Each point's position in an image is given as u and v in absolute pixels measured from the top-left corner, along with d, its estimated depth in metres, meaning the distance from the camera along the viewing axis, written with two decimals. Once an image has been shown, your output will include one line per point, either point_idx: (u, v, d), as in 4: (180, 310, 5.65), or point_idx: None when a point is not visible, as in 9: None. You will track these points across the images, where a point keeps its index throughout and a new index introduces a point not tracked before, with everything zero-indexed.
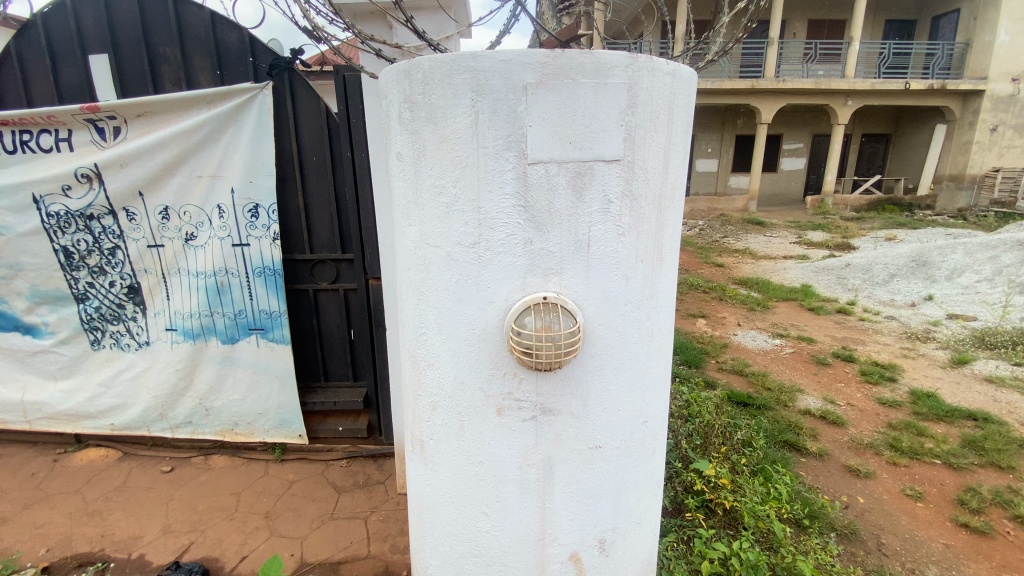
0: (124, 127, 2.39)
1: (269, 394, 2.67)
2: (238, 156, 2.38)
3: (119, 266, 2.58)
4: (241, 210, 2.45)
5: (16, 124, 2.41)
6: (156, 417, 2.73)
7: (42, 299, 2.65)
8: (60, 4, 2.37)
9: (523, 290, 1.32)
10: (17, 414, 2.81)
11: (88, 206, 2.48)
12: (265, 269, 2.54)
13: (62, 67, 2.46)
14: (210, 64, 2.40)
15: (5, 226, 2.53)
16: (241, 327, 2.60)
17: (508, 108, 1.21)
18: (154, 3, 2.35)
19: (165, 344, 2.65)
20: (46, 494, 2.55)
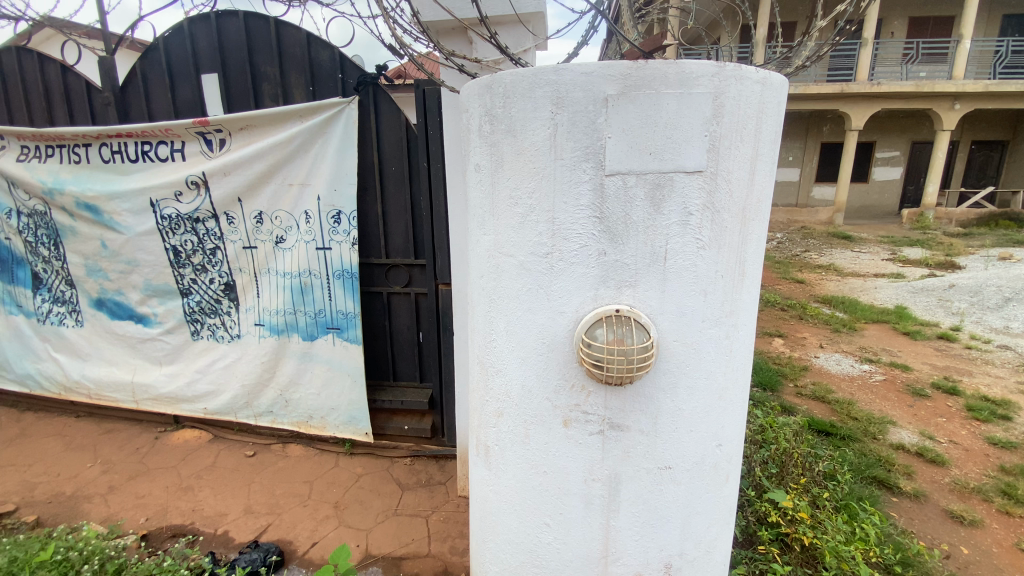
0: (228, 139, 2.63)
1: (341, 391, 2.81)
2: (325, 166, 2.55)
3: (219, 265, 2.83)
4: (325, 216, 2.61)
5: (139, 136, 2.72)
6: (242, 405, 2.96)
7: (152, 292, 2.97)
8: (180, 30, 2.65)
9: (595, 301, 1.30)
10: (126, 394, 3.15)
11: (195, 210, 2.75)
12: (343, 272, 2.68)
13: (179, 85, 2.75)
14: (304, 80, 2.59)
15: (126, 227, 2.86)
16: (320, 325, 2.76)
17: (587, 120, 1.22)
18: (258, 26, 2.58)
19: (254, 338, 2.87)
20: (147, 468, 2.83)
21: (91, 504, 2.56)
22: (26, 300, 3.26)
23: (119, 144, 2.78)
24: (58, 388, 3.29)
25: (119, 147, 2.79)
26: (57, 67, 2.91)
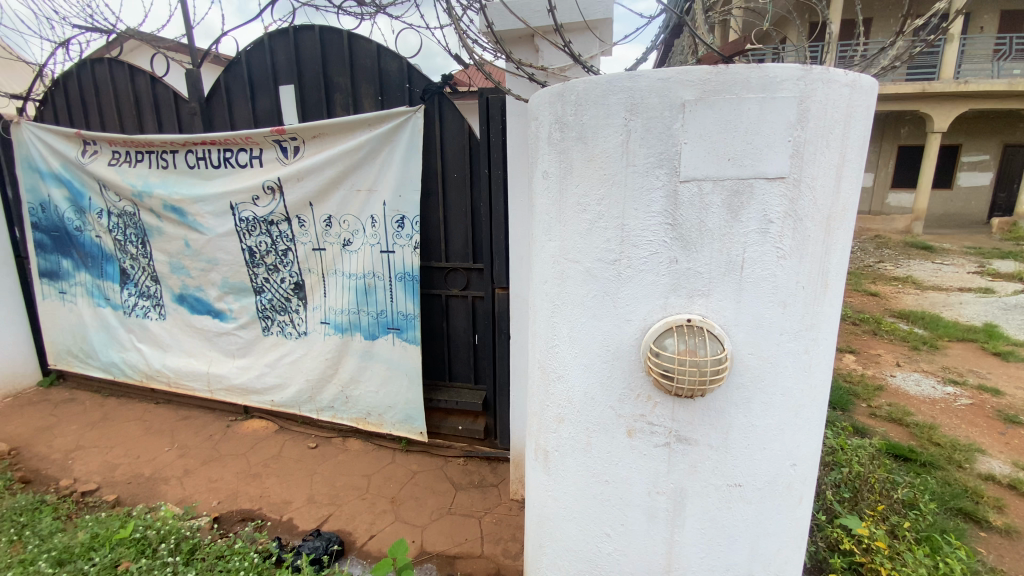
0: (302, 147, 2.78)
1: (399, 389, 2.88)
2: (391, 172, 2.64)
3: (290, 265, 2.99)
4: (390, 221, 2.71)
5: (222, 144, 2.92)
6: (306, 399, 3.11)
7: (229, 289, 3.17)
8: (262, 45, 2.83)
9: (665, 310, 1.27)
10: (202, 383, 3.37)
11: (271, 214, 2.92)
12: (405, 274, 2.76)
13: (259, 97, 2.93)
14: (373, 90, 2.71)
15: (208, 228, 3.08)
16: (381, 325, 2.85)
17: (662, 125, 1.19)
18: (333, 40, 2.71)
19: (319, 335, 3.01)
20: (219, 454, 3.02)
21: (170, 484, 2.76)
22: (114, 294, 3.51)
23: (204, 151, 2.99)
24: (141, 376, 3.55)
25: (203, 154, 2.99)
26: (149, 79, 3.14)
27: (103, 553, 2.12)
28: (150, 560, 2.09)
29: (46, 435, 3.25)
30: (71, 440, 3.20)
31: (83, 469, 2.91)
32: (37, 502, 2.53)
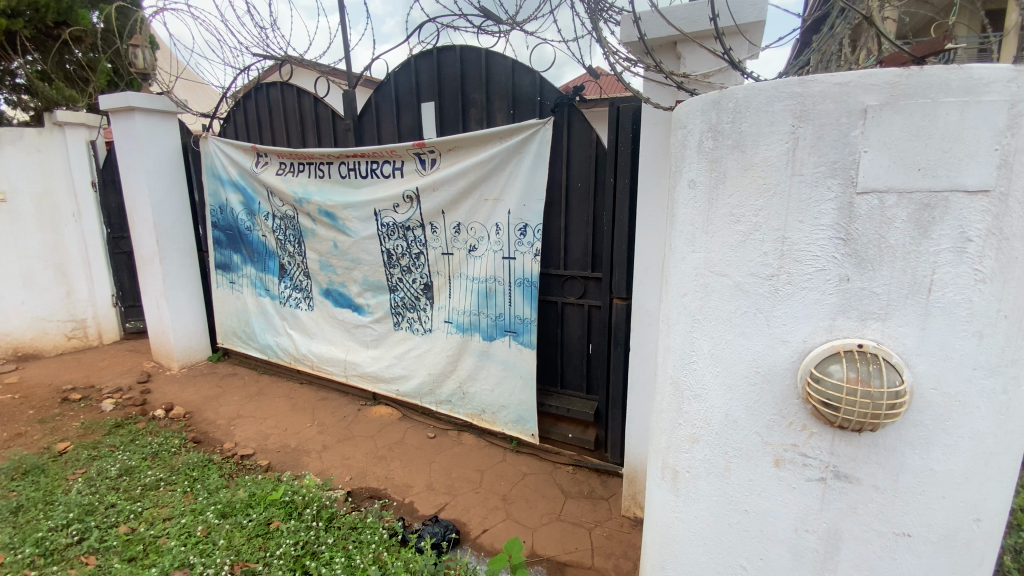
0: (438, 159, 3.00)
1: (513, 391, 2.97)
2: (517, 182, 2.74)
3: (420, 267, 3.24)
4: (513, 228, 2.81)
5: (371, 156, 3.25)
6: (427, 391, 3.33)
7: (368, 286, 3.51)
8: (408, 66, 3.11)
9: (830, 333, 1.18)
10: (339, 368, 3.76)
11: (408, 220, 3.19)
12: (524, 280, 2.84)
13: (403, 113, 3.22)
14: (506, 104, 2.85)
15: (354, 231, 3.44)
16: (499, 328, 2.96)
17: (837, 133, 1.12)
18: (472, 58, 2.90)
19: (442, 333, 3.21)
20: (351, 434, 3.34)
21: (310, 457, 3.10)
22: (274, 286, 4.04)
23: (354, 163, 3.35)
24: (290, 357, 4.06)
25: (354, 166, 3.36)
26: (313, 100, 3.59)
27: (258, 511, 2.44)
28: (297, 521, 2.37)
29: (215, 402, 3.83)
30: (232, 409, 3.73)
31: (242, 434, 3.37)
32: (207, 459, 2.97)
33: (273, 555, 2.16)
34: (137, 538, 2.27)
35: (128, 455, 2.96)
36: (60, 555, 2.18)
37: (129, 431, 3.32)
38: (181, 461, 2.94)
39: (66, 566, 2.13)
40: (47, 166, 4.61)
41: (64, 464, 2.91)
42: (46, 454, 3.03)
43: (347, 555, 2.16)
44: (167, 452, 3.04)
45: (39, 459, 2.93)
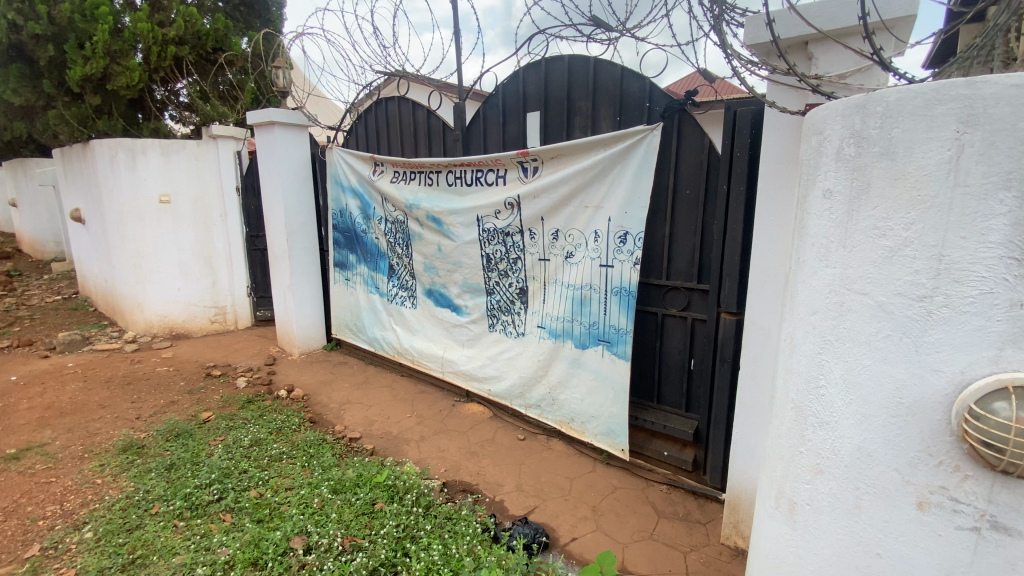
0: (540, 166, 3.06)
1: (604, 402, 2.93)
2: (620, 189, 2.71)
3: (518, 272, 3.31)
4: (613, 236, 2.78)
5: (477, 165, 3.39)
6: (518, 394, 3.40)
7: (467, 289, 3.66)
8: (516, 77, 3.21)
9: (994, 365, 1.05)
10: (436, 364, 3.97)
11: (508, 226, 3.28)
12: (621, 289, 2.79)
13: (509, 122, 3.33)
14: (613, 111, 2.84)
15: (458, 235, 3.61)
16: (592, 336, 2.94)
17: (1014, 139, 1.00)
18: (579, 67, 2.93)
19: (535, 338, 3.25)
20: (446, 428, 3.50)
21: (409, 446, 3.30)
22: (383, 284, 4.36)
23: (461, 171, 3.52)
24: (393, 351, 4.35)
25: (460, 174, 3.53)
26: (426, 113, 3.83)
27: (364, 491, 2.64)
28: (398, 505, 2.54)
29: (328, 387, 4.21)
30: (342, 394, 4.08)
31: (350, 419, 3.67)
32: (321, 438, 3.28)
33: (377, 534, 2.33)
34: (264, 503, 2.57)
35: (257, 429, 3.36)
36: (204, 510, 2.52)
37: (258, 407, 3.76)
38: (299, 438, 3.27)
39: (209, 520, 2.46)
40: (202, 173, 5.36)
41: (208, 430, 3.37)
42: (194, 421, 3.52)
43: (444, 544, 2.27)
44: (288, 429, 3.40)
45: (189, 425, 3.42)
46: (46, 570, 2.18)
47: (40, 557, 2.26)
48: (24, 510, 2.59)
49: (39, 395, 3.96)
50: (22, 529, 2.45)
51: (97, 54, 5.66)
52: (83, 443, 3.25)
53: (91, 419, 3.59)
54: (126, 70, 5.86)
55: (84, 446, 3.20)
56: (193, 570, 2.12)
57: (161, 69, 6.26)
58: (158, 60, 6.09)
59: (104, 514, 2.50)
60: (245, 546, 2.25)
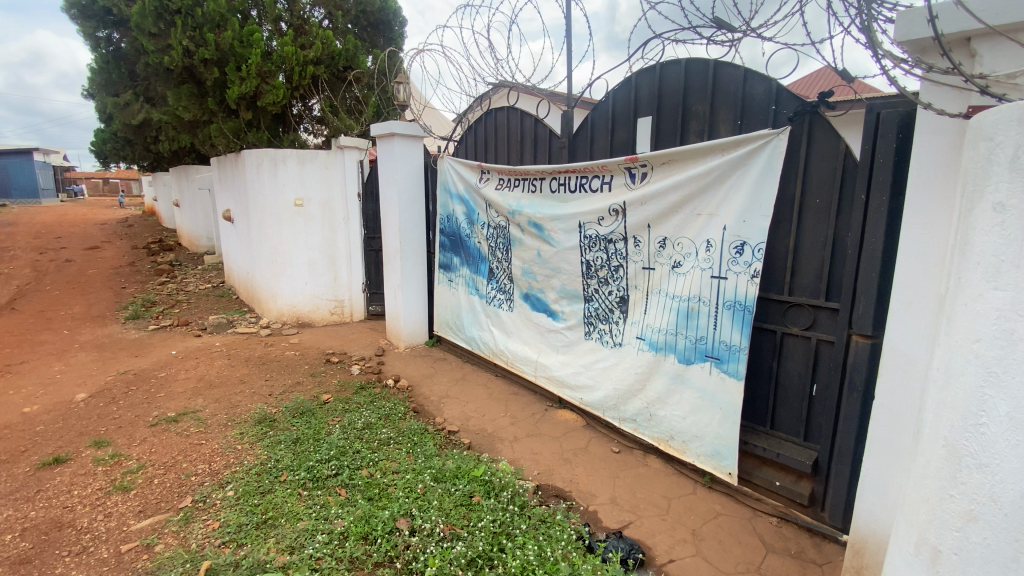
0: (650, 172, 2.99)
1: (709, 422, 2.77)
2: (739, 197, 2.57)
3: (619, 280, 3.25)
4: (728, 246, 2.63)
5: (582, 172, 3.40)
6: (613, 405, 3.33)
7: (565, 295, 3.66)
8: (628, 83, 3.19)
9: None
10: (530, 368, 4.02)
11: (612, 233, 3.25)
12: (735, 303, 2.63)
13: (618, 129, 3.31)
14: (733, 115, 2.72)
15: (558, 241, 3.63)
16: (699, 351, 2.80)
17: None
18: (697, 70, 2.85)
19: (633, 349, 3.18)
20: (539, 431, 3.53)
21: (504, 444, 3.37)
22: (483, 286, 4.51)
23: (566, 178, 3.55)
24: (489, 351, 4.49)
25: (565, 181, 3.56)
26: (533, 121, 3.92)
27: (463, 483, 2.75)
28: (495, 501, 2.60)
29: (429, 380, 4.45)
30: (441, 388, 4.28)
31: (449, 412, 3.84)
32: (424, 428, 3.47)
33: (475, 526, 2.41)
34: (374, 482, 2.77)
35: (368, 413, 3.64)
36: (324, 483, 2.77)
37: (369, 393, 4.08)
38: (405, 425, 3.49)
39: (327, 492, 2.71)
40: (330, 180, 5.94)
41: (328, 411, 3.72)
42: (316, 401, 3.90)
43: (539, 545, 2.30)
44: (395, 416, 3.64)
45: (312, 405, 3.79)
46: (198, 519, 2.52)
47: (195, 506, 2.63)
48: (183, 464, 3.03)
49: (194, 368, 4.62)
50: (181, 480, 2.87)
51: (252, 76, 6.54)
52: (227, 412, 3.73)
53: (233, 392, 4.11)
54: (273, 89, 6.72)
55: (228, 415, 3.68)
56: (314, 536, 2.35)
57: (300, 87, 7.12)
58: (299, 79, 6.95)
59: (244, 476, 2.85)
60: (358, 521, 2.44)
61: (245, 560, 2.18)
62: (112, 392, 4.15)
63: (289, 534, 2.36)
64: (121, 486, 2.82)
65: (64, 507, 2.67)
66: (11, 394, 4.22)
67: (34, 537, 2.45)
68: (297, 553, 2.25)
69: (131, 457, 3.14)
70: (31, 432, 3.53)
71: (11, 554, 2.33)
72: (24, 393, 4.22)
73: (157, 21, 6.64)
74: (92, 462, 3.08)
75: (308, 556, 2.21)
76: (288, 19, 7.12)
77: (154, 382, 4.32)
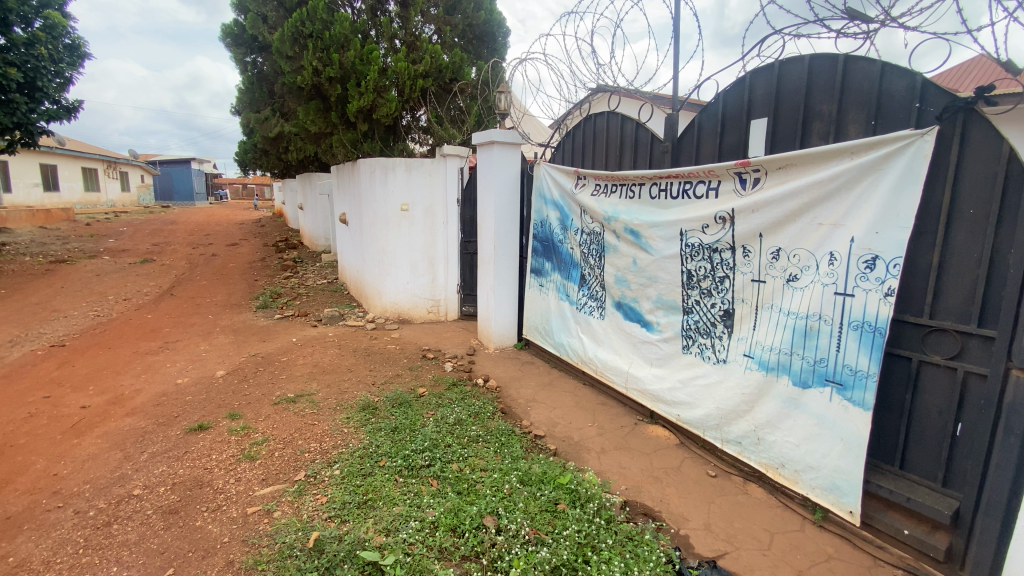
0: (763, 178, 2.79)
1: (827, 453, 2.51)
2: (871, 205, 2.30)
3: (723, 292, 3.06)
4: (856, 260, 2.37)
5: (685, 177, 3.26)
6: (713, 425, 3.14)
7: (661, 305, 3.52)
8: (742, 82, 3.01)
9: None
10: (621, 378, 3.91)
11: (717, 242, 3.07)
12: (863, 324, 2.36)
13: (728, 131, 3.13)
14: (866, 114, 2.46)
15: (656, 249, 3.49)
16: (817, 375, 2.55)
17: None
18: (824, 67, 2.62)
19: (739, 367, 2.97)
20: (628, 445, 3.42)
21: (590, 454, 3.32)
22: (574, 292, 4.48)
23: (666, 183, 3.41)
24: (578, 359, 4.45)
25: (666, 186, 3.42)
26: (635, 125, 3.82)
27: (549, 489, 2.75)
28: (581, 511, 2.57)
29: (517, 382, 4.51)
30: (529, 392, 4.32)
31: (536, 416, 3.87)
32: (511, 429, 3.53)
33: (560, 533, 2.40)
34: (463, 477, 2.87)
35: (459, 410, 3.78)
36: (418, 472, 2.93)
37: (460, 390, 4.24)
38: (493, 425, 3.57)
39: (421, 482, 2.85)
40: (433, 186, 6.27)
41: (423, 404, 3.92)
42: (412, 393, 4.14)
43: (625, 563, 2.23)
44: (484, 414, 3.74)
45: (409, 396, 4.03)
46: (309, 492, 2.79)
47: (307, 480, 2.91)
48: (298, 441, 3.37)
49: (310, 355, 5.12)
50: (297, 456, 3.20)
51: (369, 90, 7.11)
52: (337, 397, 4.09)
53: (342, 379, 4.50)
54: (387, 102, 7.25)
55: (337, 400, 4.02)
56: (407, 522, 2.48)
57: (411, 99, 7.64)
58: (409, 92, 7.45)
59: (348, 457, 3.11)
60: (449, 513, 2.54)
61: (347, 535, 2.37)
62: (244, 371, 4.73)
63: (385, 517, 2.52)
64: (248, 455, 3.20)
65: (205, 468, 3.09)
66: (169, 367, 4.99)
67: (182, 491, 2.86)
68: (392, 535, 2.39)
69: (257, 430, 3.55)
70: (182, 400, 4.14)
71: (164, 504, 2.75)
72: (178, 367, 4.97)
73: (293, 45, 7.51)
74: (227, 432, 3.53)
75: (402, 540, 2.35)
76: (403, 37, 7.69)
77: (278, 365, 4.86)
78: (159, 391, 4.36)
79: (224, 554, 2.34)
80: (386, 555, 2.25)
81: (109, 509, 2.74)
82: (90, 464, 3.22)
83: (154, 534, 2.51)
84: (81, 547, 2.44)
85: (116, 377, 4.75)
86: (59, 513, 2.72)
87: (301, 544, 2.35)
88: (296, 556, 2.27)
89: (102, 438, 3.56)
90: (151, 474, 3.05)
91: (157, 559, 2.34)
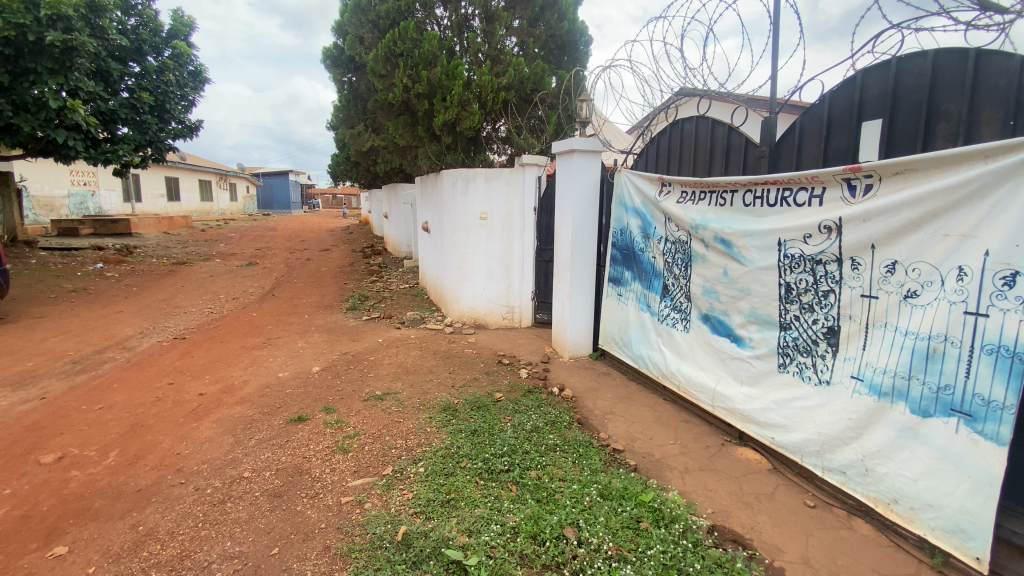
0: (877, 184, 2.56)
1: (951, 490, 2.23)
2: (1009, 214, 2.04)
3: (827, 307, 2.85)
4: (991, 277, 2.10)
5: (783, 183, 3.07)
6: (813, 451, 2.91)
7: (755, 319, 3.32)
8: (852, 82, 2.80)
9: None
10: (707, 396, 3.73)
11: (821, 253, 2.86)
12: (999, 348, 2.08)
13: (835, 134, 2.92)
14: (1003, 114, 2.18)
15: (750, 260, 3.31)
16: (940, 403, 2.28)
17: None
18: (951, 62, 2.37)
19: (845, 390, 2.74)
20: (714, 466, 3.26)
21: (673, 473, 3.19)
22: (655, 303, 4.35)
23: (762, 190, 3.23)
24: (659, 372, 4.31)
25: (761, 194, 3.24)
26: (727, 129, 3.66)
27: (630, 505, 2.68)
28: (665, 531, 2.48)
29: (593, 393, 4.45)
30: (606, 403, 4.25)
31: (614, 429, 3.79)
32: (589, 441, 3.48)
33: (645, 552, 2.34)
34: (542, 486, 2.88)
35: (536, 417, 3.80)
36: (498, 476, 2.98)
37: (537, 398, 4.26)
38: (571, 435, 3.55)
39: (500, 486, 2.90)
40: (511, 194, 6.37)
41: (500, 409, 3.98)
42: (490, 398, 4.22)
43: None
44: (561, 424, 3.73)
45: (487, 400, 4.12)
46: (397, 487, 2.93)
47: (394, 475, 3.05)
48: (386, 437, 3.56)
49: (394, 355, 5.39)
50: (385, 450, 3.37)
51: (454, 104, 7.41)
52: (420, 397, 4.27)
53: (424, 380, 4.69)
54: (470, 115, 7.51)
55: (420, 400, 4.20)
56: (489, 524, 2.53)
57: (492, 111, 7.84)
58: (492, 104, 7.64)
59: (432, 456, 3.23)
60: (529, 520, 2.56)
61: (433, 532, 2.46)
62: (336, 368, 5.08)
63: (468, 518, 2.58)
64: (341, 447, 3.43)
65: (304, 457, 3.35)
66: (270, 361, 5.48)
67: (284, 477, 3.12)
68: (474, 536, 2.44)
69: (349, 424, 3.79)
70: (283, 393, 4.51)
71: (270, 487, 3.02)
72: (279, 361, 5.44)
73: (385, 64, 8.05)
74: (323, 424, 3.80)
75: (484, 542, 2.39)
76: (486, 50, 7.96)
77: (365, 363, 5.16)
78: (262, 383, 4.80)
79: (322, 539, 2.51)
80: (469, 555, 2.30)
81: (223, 488, 3.04)
82: (206, 446, 3.60)
83: (262, 514, 2.75)
84: (200, 521, 2.73)
85: (227, 368, 5.30)
86: (182, 488, 3.07)
87: (390, 536, 2.47)
88: (386, 547, 2.40)
89: (216, 423, 3.97)
90: (258, 458, 3.36)
91: (265, 537, 2.57)
